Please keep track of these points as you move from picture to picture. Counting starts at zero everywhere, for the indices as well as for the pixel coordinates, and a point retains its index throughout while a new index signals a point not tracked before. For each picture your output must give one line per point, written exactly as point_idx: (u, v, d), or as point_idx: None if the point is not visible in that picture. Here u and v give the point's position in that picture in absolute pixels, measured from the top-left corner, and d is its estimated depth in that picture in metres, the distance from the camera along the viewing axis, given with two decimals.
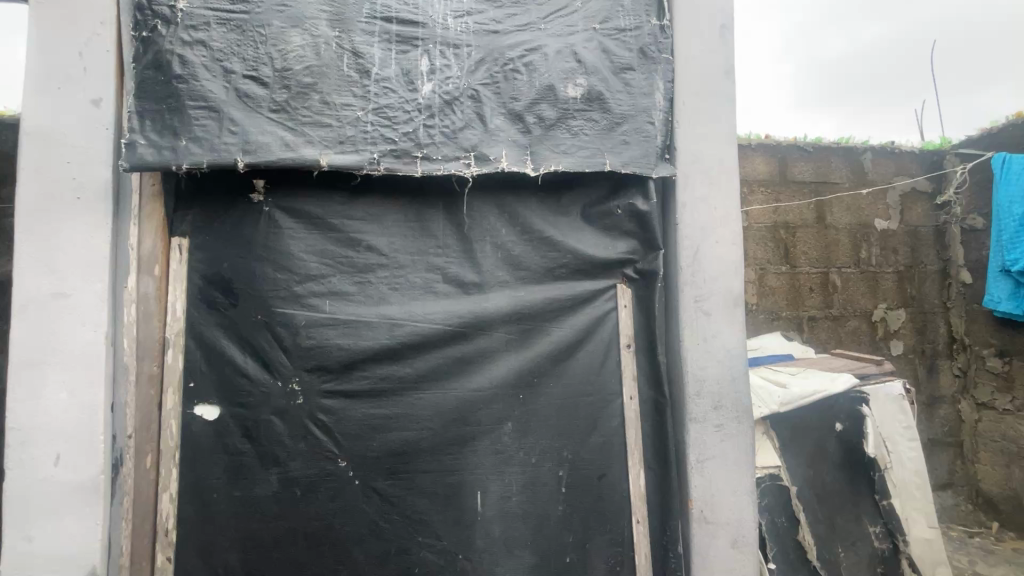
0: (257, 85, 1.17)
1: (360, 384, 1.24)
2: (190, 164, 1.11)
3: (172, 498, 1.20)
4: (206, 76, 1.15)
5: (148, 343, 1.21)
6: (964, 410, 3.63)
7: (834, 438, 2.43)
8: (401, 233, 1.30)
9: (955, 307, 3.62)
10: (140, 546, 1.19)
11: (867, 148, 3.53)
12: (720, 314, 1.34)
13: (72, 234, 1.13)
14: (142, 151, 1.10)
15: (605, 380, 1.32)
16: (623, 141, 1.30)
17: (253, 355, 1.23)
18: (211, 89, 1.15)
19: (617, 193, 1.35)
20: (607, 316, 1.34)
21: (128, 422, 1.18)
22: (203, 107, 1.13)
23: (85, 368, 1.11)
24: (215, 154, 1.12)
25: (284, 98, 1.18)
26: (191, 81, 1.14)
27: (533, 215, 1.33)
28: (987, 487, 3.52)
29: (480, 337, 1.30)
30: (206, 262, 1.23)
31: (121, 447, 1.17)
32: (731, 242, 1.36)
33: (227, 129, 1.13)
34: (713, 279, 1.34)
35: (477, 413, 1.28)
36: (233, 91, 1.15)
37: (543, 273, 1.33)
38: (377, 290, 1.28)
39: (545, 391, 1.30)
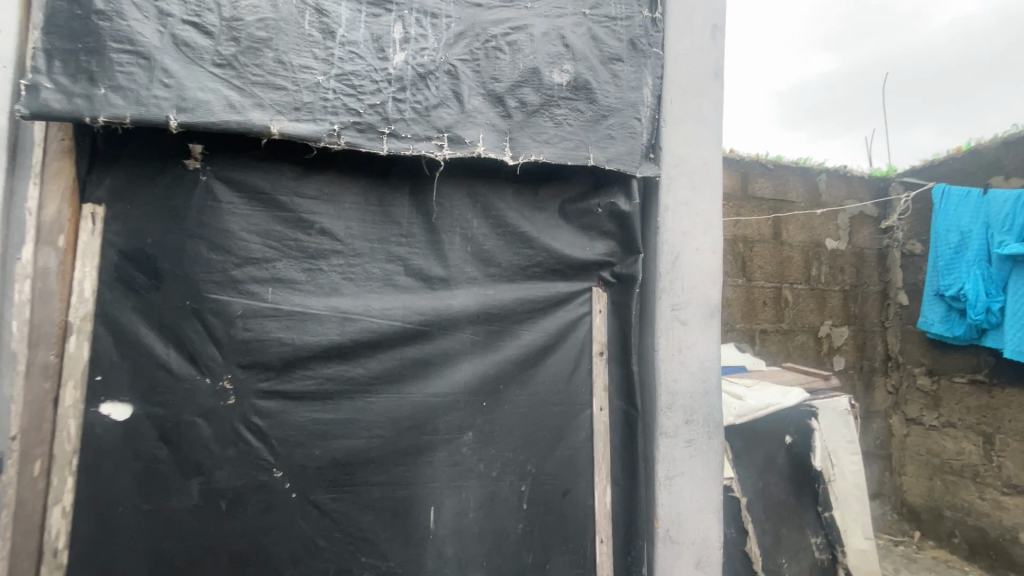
0: (198, 34, 1.01)
1: (304, 385, 1.11)
2: (109, 118, 0.93)
3: (65, 511, 1.02)
4: (136, 16, 0.97)
5: (45, 328, 1.01)
6: (895, 425, 3.82)
7: (783, 451, 2.48)
8: (360, 217, 1.16)
9: (892, 327, 3.81)
10: (20, 569, 1.00)
11: (822, 170, 3.65)
12: (696, 324, 1.29)
13: None
14: (47, 96, 0.91)
15: (574, 389, 1.23)
16: (608, 135, 1.22)
17: (177, 347, 1.06)
18: (140, 31, 0.97)
19: (598, 191, 1.26)
20: (579, 321, 1.26)
21: (13, 422, 0.98)
22: (129, 51, 0.96)
23: None
24: (141, 109, 0.94)
25: (231, 52, 1.01)
26: (116, 19, 0.96)
27: (508, 208, 1.23)
28: (912, 498, 3.72)
29: (442, 338, 1.18)
30: (125, 236, 1.06)
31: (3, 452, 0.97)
32: (710, 251, 1.32)
33: (158, 80, 0.96)
34: (690, 288, 1.29)
35: (434, 421, 1.16)
36: (169, 37, 0.99)
37: (515, 271, 1.23)
38: (329, 279, 1.14)
39: (510, 399, 1.20)
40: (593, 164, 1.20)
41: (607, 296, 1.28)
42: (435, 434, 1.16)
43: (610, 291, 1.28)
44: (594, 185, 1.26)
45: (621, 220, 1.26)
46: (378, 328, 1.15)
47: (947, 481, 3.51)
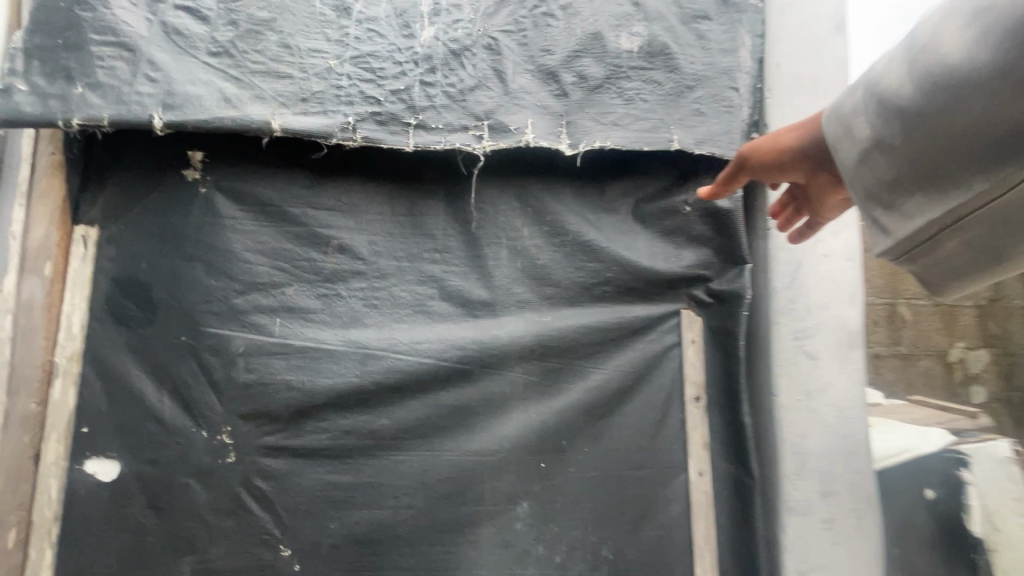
0: (192, 20, 0.85)
1: (317, 440, 0.89)
2: (85, 120, 0.79)
3: None
4: (123, 4, 0.83)
5: (26, 372, 0.86)
6: None
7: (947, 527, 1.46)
8: (385, 229, 0.95)
9: None
10: None
11: None
12: (829, 357, 0.95)
13: None
14: (19, 99, 0.78)
15: (662, 446, 0.93)
16: (695, 111, 0.94)
17: (171, 393, 0.89)
18: (127, 21, 0.83)
19: (684, 183, 0.98)
20: (665, 354, 0.96)
21: None
22: (113, 43, 0.82)
23: None
24: (121, 107, 0.79)
25: (228, 38, 0.85)
26: (100, 8, 0.82)
27: (567, 212, 0.97)
28: None
29: (487, 379, 0.93)
30: (119, 262, 0.91)
31: None
32: (844, 256, 0.98)
33: (143, 73, 0.81)
34: (819, 309, 0.96)
35: (479, 488, 0.90)
36: (158, 25, 0.84)
37: (578, 291, 0.96)
38: (348, 306, 0.93)
39: (577, 459, 0.92)
40: (678, 148, 0.92)
41: (702, 321, 0.97)
42: (479, 505, 0.90)
43: (705, 314, 0.97)
44: (678, 176, 0.98)
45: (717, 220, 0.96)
46: (408, 368, 0.91)
47: None
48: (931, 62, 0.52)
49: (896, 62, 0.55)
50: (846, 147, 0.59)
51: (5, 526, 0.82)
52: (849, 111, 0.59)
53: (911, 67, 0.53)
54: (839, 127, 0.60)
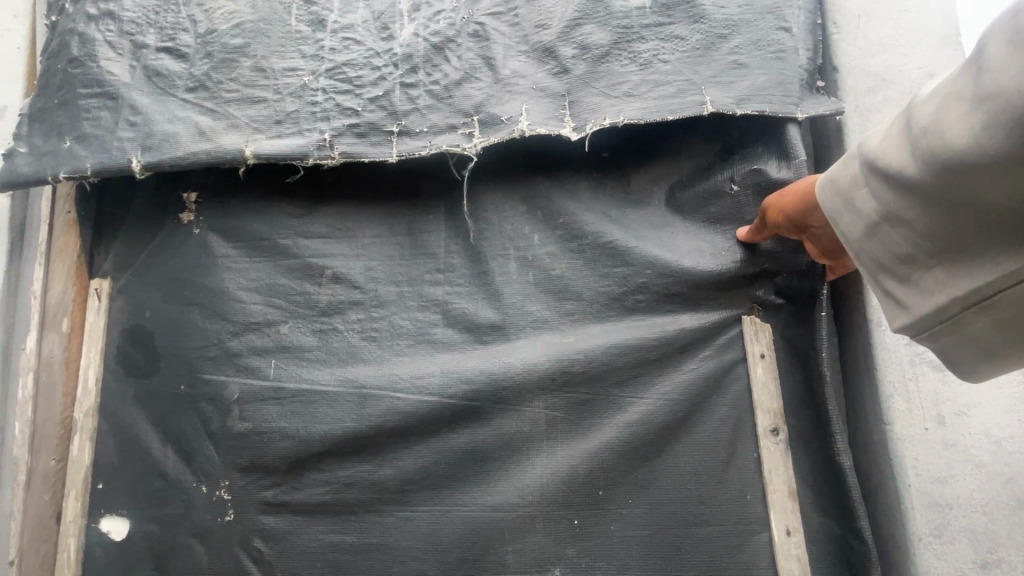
0: (173, 60, 0.84)
1: (317, 495, 0.80)
2: (71, 173, 0.79)
3: None
4: (108, 55, 0.84)
5: (48, 428, 0.87)
6: None
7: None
8: (382, 252, 0.85)
9: None
10: None
11: None
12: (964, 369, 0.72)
13: None
14: (18, 161, 0.80)
15: (731, 494, 0.72)
16: (733, 64, 0.74)
17: (174, 445, 0.84)
18: (113, 71, 0.83)
19: (727, 156, 0.78)
20: (726, 375, 0.75)
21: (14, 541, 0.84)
22: (99, 94, 0.82)
23: None
24: (104, 156, 0.79)
25: (205, 71, 0.83)
26: (88, 63, 0.83)
27: (583, 210, 0.81)
28: None
29: (502, 418, 0.78)
30: (128, 312, 0.90)
31: None
32: None
33: (125, 119, 0.80)
34: None
35: (499, 550, 0.75)
36: (141, 70, 0.83)
37: (605, 303, 0.79)
38: (346, 341, 0.84)
39: (619, 514, 0.73)
40: (712, 111, 0.73)
41: (771, 328, 0.75)
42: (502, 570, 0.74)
43: (775, 319, 0.75)
44: (720, 149, 0.79)
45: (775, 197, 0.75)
46: (409, 407, 0.79)
47: None
48: (926, 135, 0.44)
49: (887, 134, 0.48)
50: (848, 221, 0.53)
51: None
52: (847, 184, 0.53)
53: (911, 138, 0.45)
54: (840, 198, 0.54)
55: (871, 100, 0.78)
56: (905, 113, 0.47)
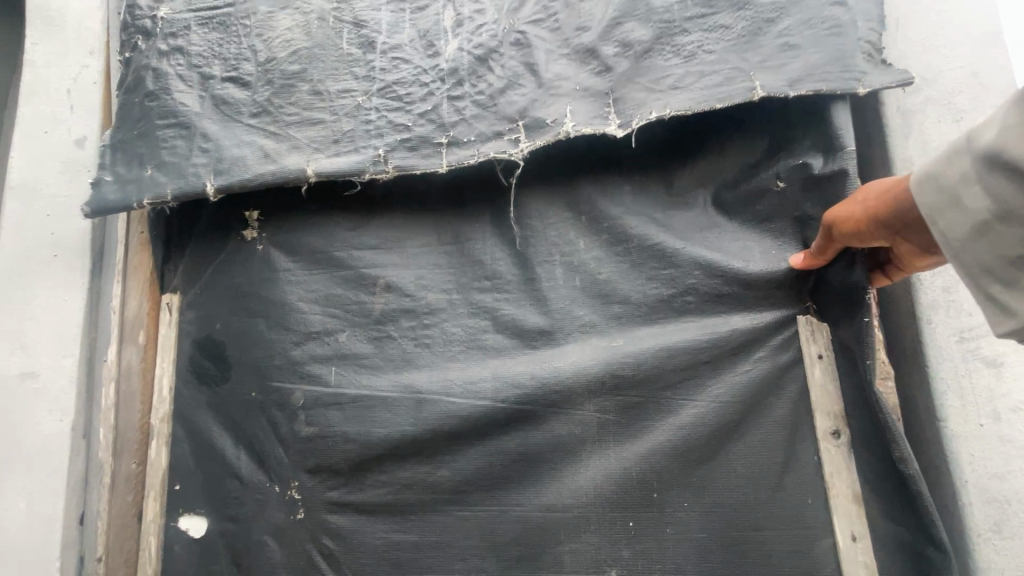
0: (237, 88, 0.89)
1: (379, 495, 0.83)
2: (153, 198, 0.84)
3: None
4: (181, 87, 0.90)
5: (127, 434, 0.94)
6: None
7: None
8: (431, 260, 0.88)
9: None
10: None
11: None
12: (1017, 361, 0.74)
13: (46, 298, 0.89)
14: (104, 189, 0.86)
15: (791, 497, 0.70)
16: (784, 45, 0.74)
17: (245, 449, 0.89)
18: (185, 102, 0.89)
19: (773, 153, 0.77)
20: (782, 376, 0.74)
21: (101, 540, 0.90)
22: (174, 124, 0.88)
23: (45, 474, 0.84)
24: (183, 179, 0.85)
25: (266, 97, 0.88)
26: (163, 96, 0.90)
27: (628, 216, 0.82)
28: None
29: (554, 420, 0.79)
30: (198, 325, 0.96)
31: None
32: None
33: (198, 146, 0.86)
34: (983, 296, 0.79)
35: (555, 551, 0.75)
36: (209, 99, 0.89)
37: (654, 306, 0.79)
38: (400, 348, 0.87)
39: (675, 516, 0.73)
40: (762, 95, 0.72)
41: (827, 328, 0.74)
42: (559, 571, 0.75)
43: (831, 319, 0.74)
44: (765, 146, 0.78)
45: (826, 193, 0.74)
46: (463, 410, 0.81)
47: None
48: None
49: (1008, 127, 0.45)
50: (951, 219, 0.50)
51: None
52: (953, 179, 0.50)
53: None
54: (943, 194, 0.50)
55: (912, 102, 0.83)
56: (1021, 99, 0.45)
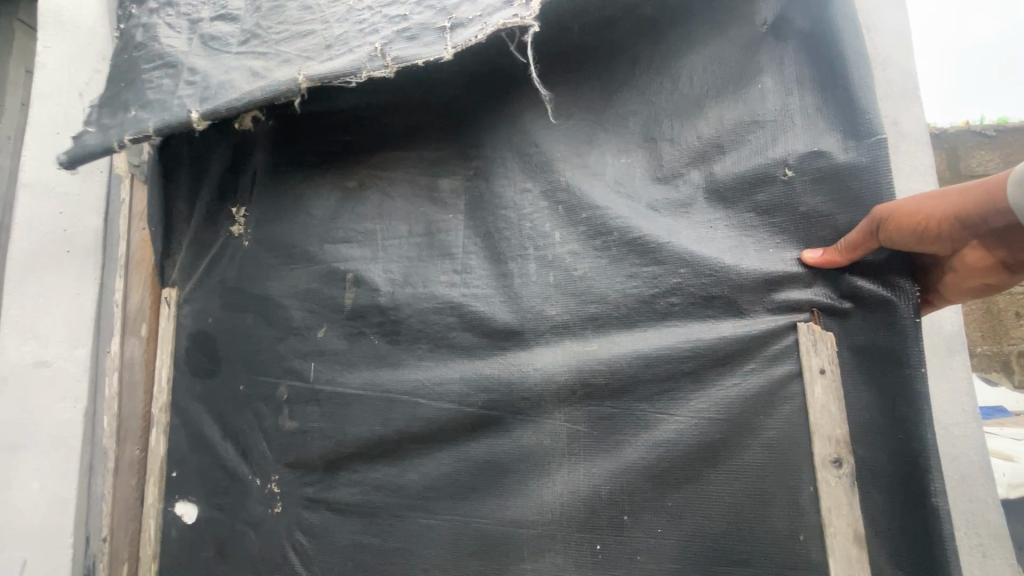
0: (225, 24, 0.89)
1: (349, 495, 0.81)
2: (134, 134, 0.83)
3: None
4: (169, 34, 0.91)
5: (130, 422, 0.97)
6: None
7: None
8: (403, 254, 0.84)
9: None
10: None
11: None
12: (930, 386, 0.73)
13: (60, 290, 0.92)
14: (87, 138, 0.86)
15: (778, 533, 0.61)
16: None
17: (231, 440, 0.91)
18: (171, 45, 0.90)
19: (778, 137, 0.66)
20: (777, 392, 0.64)
21: (104, 522, 0.93)
22: (159, 65, 0.88)
23: (60, 459, 0.88)
24: (165, 113, 0.83)
25: (254, 22, 0.87)
26: (152, 43, 0.91)
27: (605, 204, 0.73)
28: None
29: (521, 429, 0.74)
30: (193, 317, 0.98)
31: (94, 555, 0.92)
32: None
33: (183, 80, 0.85)
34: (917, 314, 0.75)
35: (518, 568, 0.71)
36: (197, 39, 0.89)
37: (632, 307, 0.71)
38: (372, 345, 0.84)
39: (647, 543, 0.66)
40: None
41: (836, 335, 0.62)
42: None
43: (840, 322, 0.62)
44: (771, 126, 0.67)
45: (842, 182, 0.62)
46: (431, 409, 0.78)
47: None
48: None
49: None
50: None
51: (117, 561, 0.94)
52: None
53: None
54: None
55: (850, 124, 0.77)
56: None
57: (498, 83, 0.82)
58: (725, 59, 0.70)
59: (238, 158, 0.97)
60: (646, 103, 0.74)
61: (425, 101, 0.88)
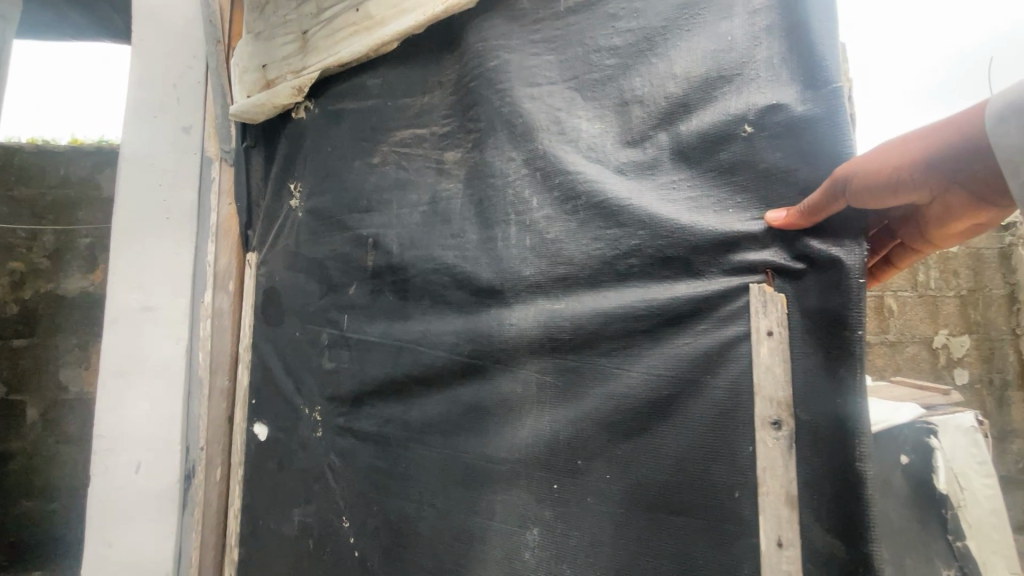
0: None
1: (369, 426, 0.96)
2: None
3: (234, 514, 1.17)
4: None
5: (221, 357, 1.21)
6: None
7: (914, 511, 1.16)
8: (416, 220, 0.95)
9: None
10: (206, 561, 1.17)
11: None
12: None
13: (158, 248, 1.19)
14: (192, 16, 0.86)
15: (715, 486, 0.63)
16: None
17: (290, 375, 1.11)
18: None
19: (742, 91, 0.64)
20: (727, 352, 0.64)
21: (202, 434, 1.18)
22: None
23: (165, 380, 1.17)
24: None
25: None
26: None
27: (577, 168, 0.76)
28: None
29: (500, 376, 0.82)
30: (266, 275, 1.19)
31: (195, 459, 1.18)
32: None
33: None
34: None
35: (488, 498, 0.80)
36: None
37: (597, 268, 0.74)
38: (388, 301, 0.97)
39: (597, 485, 0.71)
40: None
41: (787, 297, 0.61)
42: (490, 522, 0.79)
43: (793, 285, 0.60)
44: (736, 81, 0.64)
45: (799, 135, 0.59)
46: (431, 357, 0.89)
47: None
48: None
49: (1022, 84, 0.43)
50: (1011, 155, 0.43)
51: (214, 464, 1.19)
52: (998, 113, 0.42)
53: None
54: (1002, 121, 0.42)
55: None
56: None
57: (494, 56, 0.87)
58: (699, 15, 0.69)
59: (294, 142, 1.15)
60: (625, 68, 0.75)
61: (439, 83, 0.98)
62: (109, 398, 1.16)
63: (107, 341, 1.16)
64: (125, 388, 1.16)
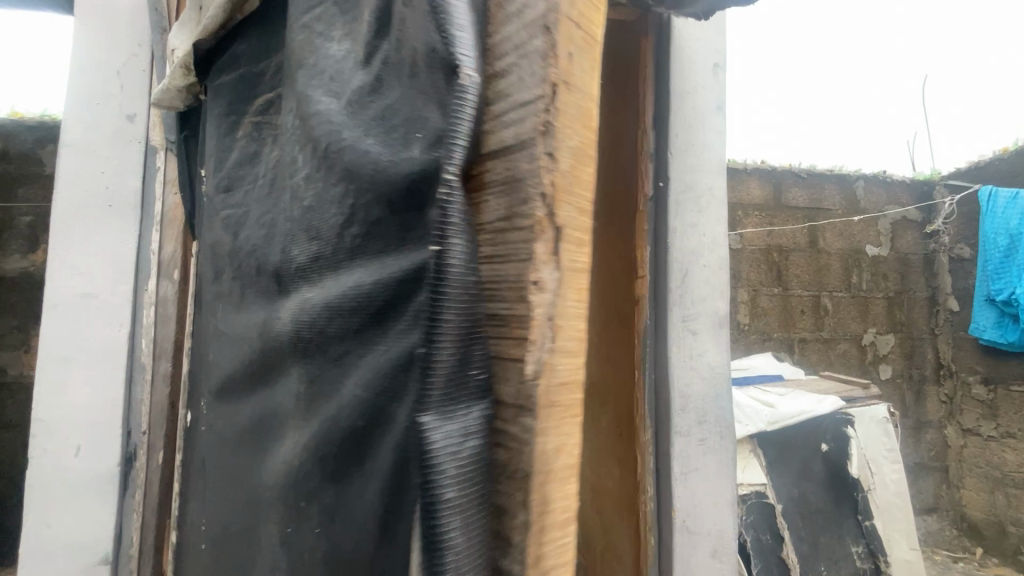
0: None
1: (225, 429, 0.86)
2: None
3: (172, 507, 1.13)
4: None
5: (162, 343, 1.23)
6: (952, 436, 3.36)
7: (819, 459, 2.12)
8: (253, 196, 0.84)
9: (944, 333, 3.36)
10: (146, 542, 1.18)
11: (859, 176, 3.25)
12: (707, 333, 1.19)
13: (100, 236, 1.25)
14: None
15: (438, 471, 0.46)
16: None
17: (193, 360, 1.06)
18: None
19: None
20: (410, 358, 0.49)
21: (143, 418, 1.22)
22: None
23: (106, 364, 1.22)
24: None
25: None
26: None
27: (318, 121, 0.64)
28: (972, 513, 3.23)
29: (275, 382, 0.73)
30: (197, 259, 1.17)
31: (135, 442, 1.21)
32: (720, 267, 1.23)
33: None
34: (703, 300, 1.19)
35: (256, 523, 0.71)
36: None
37: (331, 246, 0.62)
38: (230, 285, 0.88)
39: (316, 517, 0.60)
40: None
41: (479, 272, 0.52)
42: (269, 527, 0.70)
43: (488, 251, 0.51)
44: None
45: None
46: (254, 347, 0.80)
47: (1010, 497, 3.04)
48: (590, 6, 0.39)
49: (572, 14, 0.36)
50: None
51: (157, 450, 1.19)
52: None
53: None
54: None
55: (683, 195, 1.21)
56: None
57: None
58: None
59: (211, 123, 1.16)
60: None
61: None
62: (44, 384, 1.20)
63: (47, 328, 1.21)
64: (64, 373, 1.21)
